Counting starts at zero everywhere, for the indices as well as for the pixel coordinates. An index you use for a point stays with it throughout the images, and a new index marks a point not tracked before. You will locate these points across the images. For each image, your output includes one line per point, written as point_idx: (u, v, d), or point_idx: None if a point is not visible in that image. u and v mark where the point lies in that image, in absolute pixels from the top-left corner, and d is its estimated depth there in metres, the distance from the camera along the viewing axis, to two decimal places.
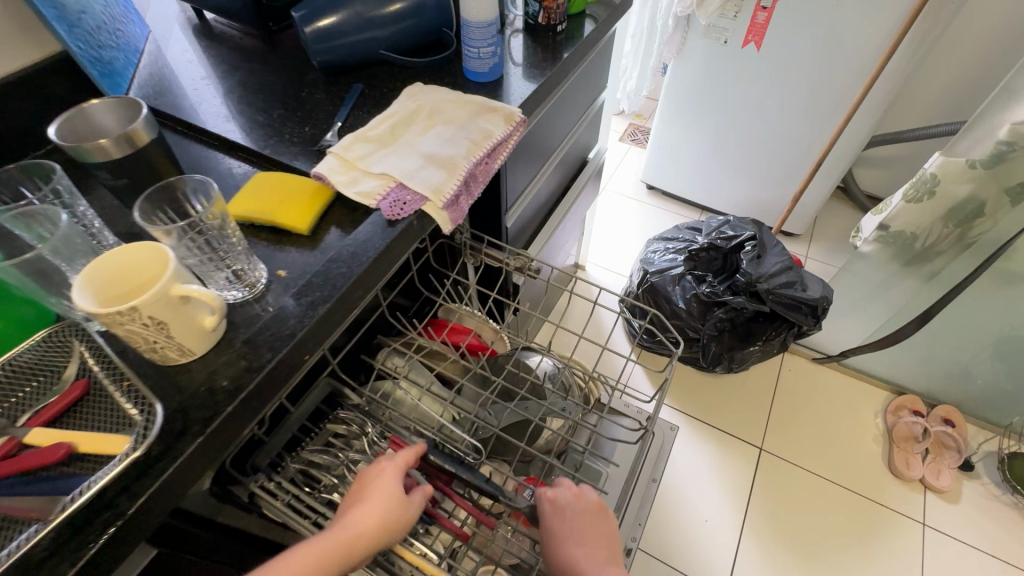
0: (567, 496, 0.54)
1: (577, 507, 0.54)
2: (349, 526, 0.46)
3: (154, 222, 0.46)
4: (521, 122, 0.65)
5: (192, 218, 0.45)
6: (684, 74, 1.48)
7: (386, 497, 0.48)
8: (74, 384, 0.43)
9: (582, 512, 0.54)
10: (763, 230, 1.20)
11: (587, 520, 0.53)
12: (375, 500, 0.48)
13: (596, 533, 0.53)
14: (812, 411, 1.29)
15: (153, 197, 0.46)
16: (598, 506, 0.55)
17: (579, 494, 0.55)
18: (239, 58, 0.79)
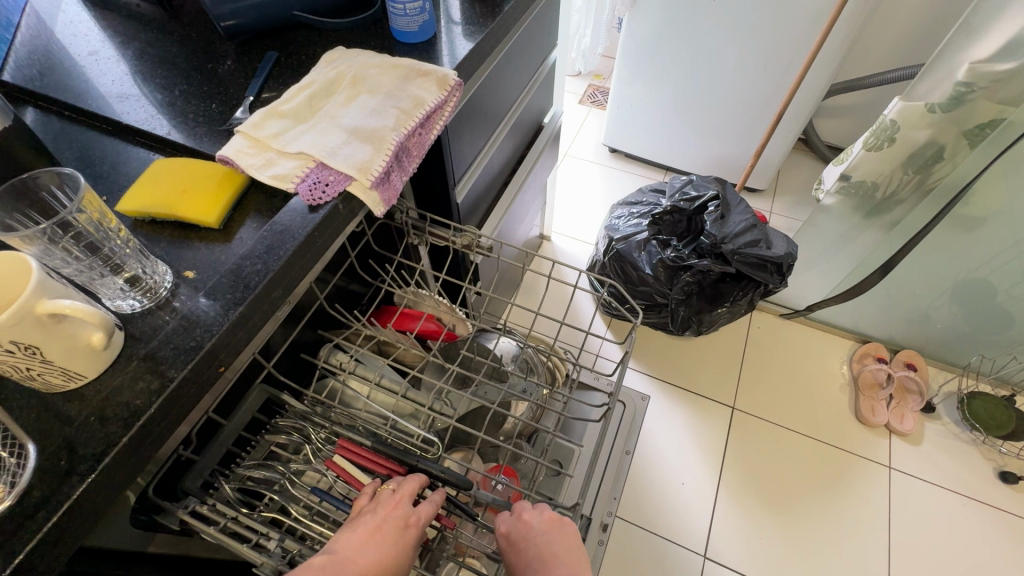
0: (537, 519, 0.51)
1: (532, 533, 0.50)
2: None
3: (13, 229, 0.39)
4: (458, 85, 0.59)
5: (59, 216, 0.38)
6: (640, 29, 1.41)
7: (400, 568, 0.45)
8: None
9: (548, 533, 0.50)
10: (726, 189, 1.17)
11: (551, 542, 0.49)
12: (387, 563, 0.44)
13: (565, 552, 0.49)
14: (782, 367, 1.30)
15: (5, 199, 0.39)
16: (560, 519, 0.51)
17: (547, 517, 0.51)
18: (136, 28, 0.70)
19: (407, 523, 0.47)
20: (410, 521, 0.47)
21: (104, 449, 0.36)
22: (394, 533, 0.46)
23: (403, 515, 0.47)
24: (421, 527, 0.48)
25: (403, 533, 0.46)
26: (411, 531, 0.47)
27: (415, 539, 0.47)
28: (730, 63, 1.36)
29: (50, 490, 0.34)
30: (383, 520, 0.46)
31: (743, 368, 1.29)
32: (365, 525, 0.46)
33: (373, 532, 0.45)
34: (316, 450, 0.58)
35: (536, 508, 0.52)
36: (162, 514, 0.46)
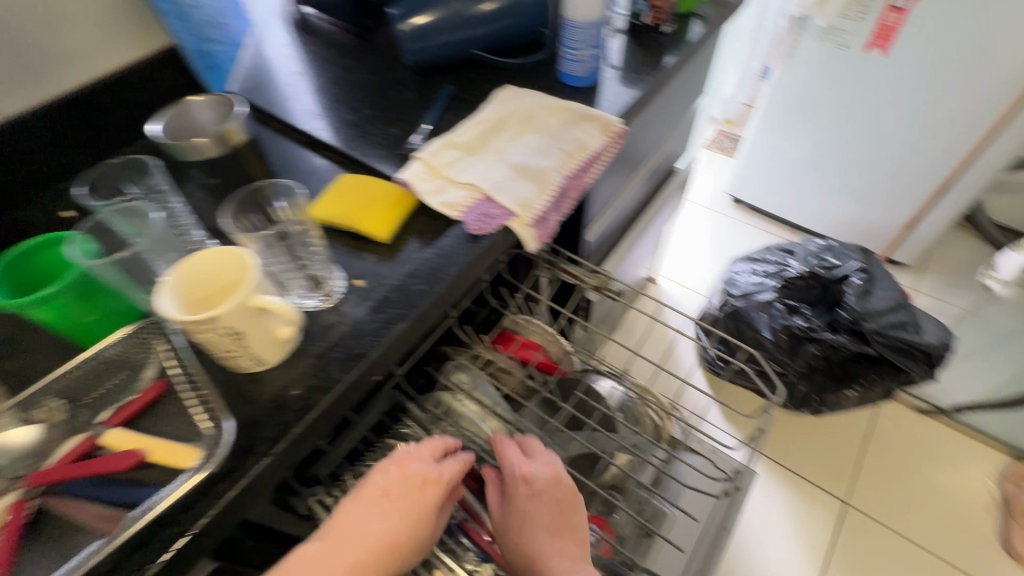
0: (542, 475, 0.53)
1: (537, 482, 0.53)
2: (376, 545, 0.43)
3: (240, 228, 0.47)
4: (621, 133, 0.59)
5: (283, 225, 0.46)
6: (789, 80, 1.34)
7: (427, 525, 0.46)
8: (153, 385, 0.42)
9: (544, 487, 0.53)
10: (871, 261, 1.07)
11: (545, 492, 0.53)
12: (409, 524, 0.45)
13: (555, 503, 0.53)
14: (911, 468, 1.14)
15: (239, 202, 0.47)
16: (559, 476, 0.54)
17: (543, 470, 0.54)
18: (334, 54, 0.79)
19: (428, 479, 0.47)
20: (432, 475, 0.48)
21: (279, 435, 0.39)
22: (411, 492, 0.46)
23: (424, 471, 0.48)
24: (444, 482, 0.48)
25: (425, 490, 0.47)
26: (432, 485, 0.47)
27: (438, 494, 0.47)
28: (891, 124, 1.25)
29: (234, 465, 0.38)
30: (401, 477, 0.47)
31: (864, 460, 1.15)
32: (382, 479, 0.46)
33: (395, 497, 0.46)
34: None
35: (543, 459, 0.55)
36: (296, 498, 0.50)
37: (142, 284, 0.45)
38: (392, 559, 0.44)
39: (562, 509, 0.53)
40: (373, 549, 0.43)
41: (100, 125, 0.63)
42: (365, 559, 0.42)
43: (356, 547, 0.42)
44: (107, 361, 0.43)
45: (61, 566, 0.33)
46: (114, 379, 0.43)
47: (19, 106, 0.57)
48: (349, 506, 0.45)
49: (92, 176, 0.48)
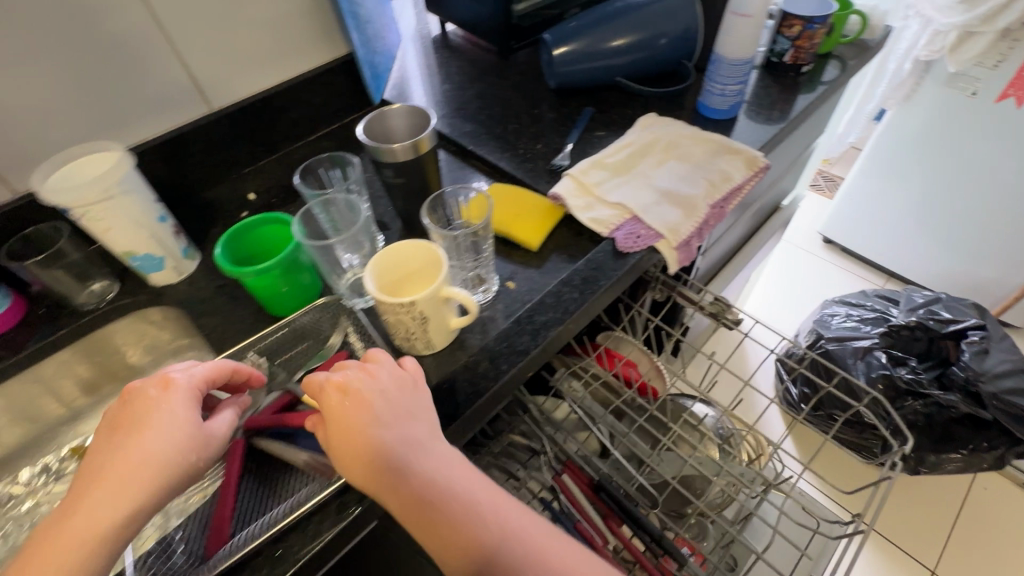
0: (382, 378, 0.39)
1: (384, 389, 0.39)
2: (138, 481, 0.33)
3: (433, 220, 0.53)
4: (763, 168, 0.61)
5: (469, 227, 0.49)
6: (906, 124, 1.30)
7: (174, 424, 0.35)
8: (337, 353, 0.49)
9: (390, 395, 0.39)
10: (989, 320, 1.01)
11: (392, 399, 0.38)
12: (139, 454, 0.34)
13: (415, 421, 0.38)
14: (1012, 547, 1.06)
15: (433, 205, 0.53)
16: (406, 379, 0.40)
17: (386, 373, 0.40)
18: (476, 70, 0.85)
19: (161, 386, 0.37)
20: (170, 380, 0.37)
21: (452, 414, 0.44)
22: (146, 409, 0.36)
23: (337, 377, 0.38)
24: (199, 389, 0.38)
25: (175, 402, 0.36)
26: (377, 402, 0.38)
27: (177, 399, 0.36)
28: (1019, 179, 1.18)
29: None
30: (144, 407, 0.36)
31: (959, 531, 1.08)
32: (140, 410, 0.36)
33: (133, 414, 0.36)
34: (545, 463, 0.61)
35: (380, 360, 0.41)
36: None
37: (330, 267, 0.50)
38: (150, 470, 0.33)
39: (410, 411, 0.38)
40: (152, 472, 0.33)
41: (282, 121, 0.72)
42: (125, 471, 0.33)
43: (114, 460, 0.34)
44: (299, 329, 0.48)
45: (280, 499, 0.39)
46: (303, 344, 0.50)
47: (227, 100, 0.66)
48: (98, 434, 0.36)
49: (304, 168, 0.54)
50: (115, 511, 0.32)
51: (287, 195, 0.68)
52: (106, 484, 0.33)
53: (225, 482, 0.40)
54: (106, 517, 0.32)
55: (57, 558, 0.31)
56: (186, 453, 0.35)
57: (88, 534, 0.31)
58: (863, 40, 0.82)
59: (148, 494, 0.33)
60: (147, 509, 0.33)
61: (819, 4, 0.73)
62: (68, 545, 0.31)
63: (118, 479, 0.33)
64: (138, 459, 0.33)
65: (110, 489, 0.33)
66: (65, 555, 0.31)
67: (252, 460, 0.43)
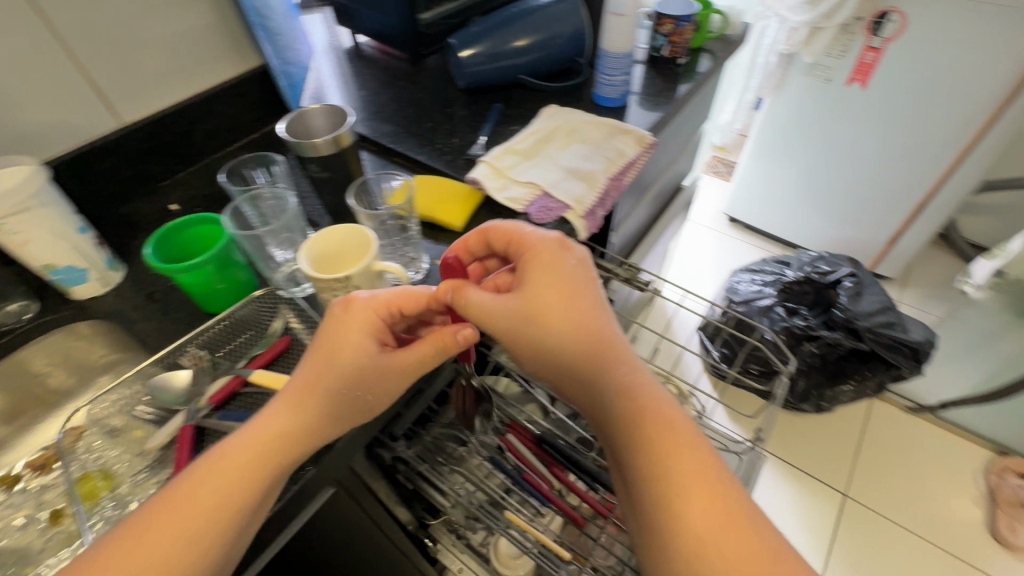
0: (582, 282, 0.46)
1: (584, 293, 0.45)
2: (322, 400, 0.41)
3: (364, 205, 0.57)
4: (652, 144, 0.70)
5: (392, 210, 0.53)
6: (779, 110, 1.48)
7: (367, 358, 0.42)
8: (279, 339, 0.50)
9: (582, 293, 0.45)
10: (860, 269, 1.17)
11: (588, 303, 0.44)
12: (340, 370, 0.41)
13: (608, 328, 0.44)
14: (902, 463, 1.23)
15: (359, 191, 0.57)
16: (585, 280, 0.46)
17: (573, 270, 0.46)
18: (390, 77, 0.89)
19: (350, 304, 0.43)
20: (359, 313, 0.42)
21: None
22: (344, 339, 0.42)
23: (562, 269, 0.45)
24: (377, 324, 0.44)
25: (362, 336, 0.42)
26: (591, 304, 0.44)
27: (360, 331, 0.42)
28: (872, 150, 1.39)
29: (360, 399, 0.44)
30: (352, 328, 0.42)
31: (860, 456, 1.24)
32: (340, 330, 0.42)
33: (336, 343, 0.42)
34: (491, 426, 0.66)
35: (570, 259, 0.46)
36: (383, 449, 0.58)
37: (263, 258, 0.53)
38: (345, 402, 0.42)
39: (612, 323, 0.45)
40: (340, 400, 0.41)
41: (200, 132, 0.73)
42: (312, 390, 0.41)
43: (308, 387, 0.41)
44: (239, 320, 0.51)
45: None
46: (244, 335, 0.51)
47: (139, 113, 0.66)
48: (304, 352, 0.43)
49: (228, 167, 0.56)
50: (304, 431, 0.40)
51: (210, 203, 0.69)
52: (287, 407, 0.40)
53: (175, 467, 0.42)
54: (289, 434, 0.40)
55: (232, 470, 0.38)
56: (374, 387, 0.43)
57: (280, 445, 0.40)
58: (727, 36, 0.95)
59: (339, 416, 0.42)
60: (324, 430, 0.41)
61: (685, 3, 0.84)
62: (243, 456, 0.38)
63: (314, 402, 0.41)
64: (332, 389, 0.41)
65: (300, 412, 0.40)
66: (239, 466, 0.38)
67: (201, 444, 0.44)
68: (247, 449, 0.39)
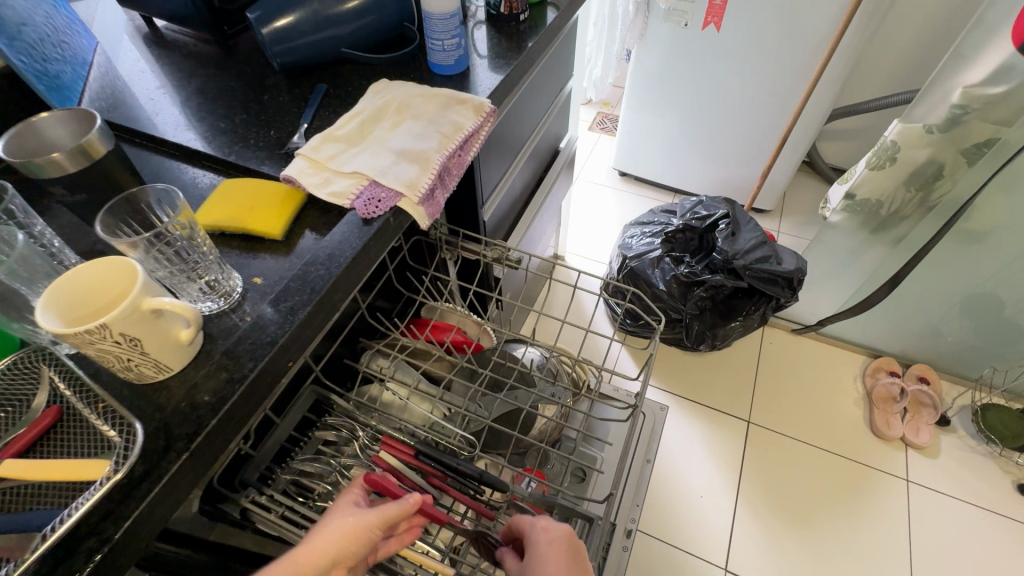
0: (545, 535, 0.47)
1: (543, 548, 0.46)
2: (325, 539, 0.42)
3: (117, 235, 0.44)
4: (492, 112, 0.65)
5: (157, 229, 0.43)
6: (647, 60, 1.49)
7: (347, 510, 0.45)
8: (45, 413, 0.40)
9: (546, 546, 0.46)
10: (735, 208, 1.21)
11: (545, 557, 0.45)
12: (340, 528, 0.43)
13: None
14: (794, 382, 1.32)
15: (115, 210, 0.44)
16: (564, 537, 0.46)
17: (546, 527, 0.47)
18: (195, 64, 0.76)
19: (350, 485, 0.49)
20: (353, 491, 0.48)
21: (196, 429, 0.40)
22: (344, 501, 0.46)
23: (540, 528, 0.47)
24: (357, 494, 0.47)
25: (351, 500, 0.46)
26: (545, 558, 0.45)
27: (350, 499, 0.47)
28: (735, 91, 1.43)
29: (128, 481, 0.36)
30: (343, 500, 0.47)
31: (758, 383, 1.32)
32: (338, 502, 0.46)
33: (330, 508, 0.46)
34: (360, 446, 0.60)
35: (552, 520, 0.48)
36: (227, 503, 0.51)
37: (13, 313, 0.41)
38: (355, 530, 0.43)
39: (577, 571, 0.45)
40: (341, 542, 0.42)
41: None
42: (318, 537, 0.42)
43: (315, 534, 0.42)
44: None
45: None
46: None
47: None
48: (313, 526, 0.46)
49: None
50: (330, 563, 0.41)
51: None
52: (309, 546, 0.41)
53: None
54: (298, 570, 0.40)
55: None
56: (374, 527, 0.43)
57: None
58: None
59: (349, 553, 0.42)
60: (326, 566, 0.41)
61: None
62: None
63: (332, 539, 0.42)
64: (348, 527, 0.43)
65: (325, 548, 0.41)
66: None
67: None
68: None
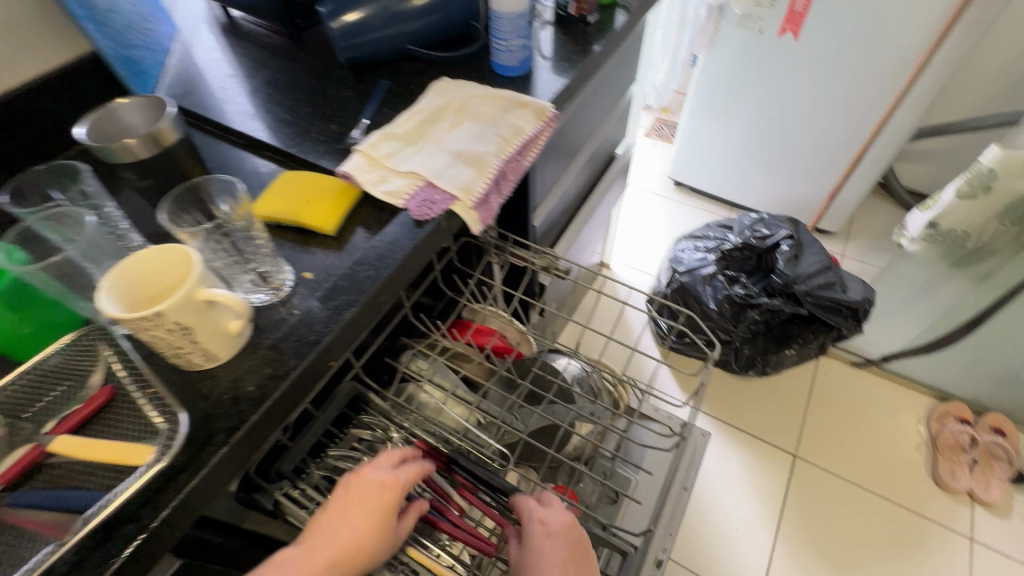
0: (555, 520, 0.49)
1: (543, 531, 0.48)
2: (345, 526, 0.44)
3: (181, 224, 0.46)
4: (554, 116, 0.62)
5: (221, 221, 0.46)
6: (714, 67, 1.42)
7: (370, 493, 0.46)
8: (100, 391, 0.42)
9: (552, 531, 0.48)
10: (800, 229, 1.14)
11: (549, 543, 0.47)
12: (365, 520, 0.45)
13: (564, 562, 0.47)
14: (849, 418, 1.23)
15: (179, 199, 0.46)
16: (566, 523, 0.49)
17: (544, 518, 0.49)
18: (266, 55, 0.78)
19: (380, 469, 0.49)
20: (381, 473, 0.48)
21: (237, 423, 0.40)
22: (368, 487, 0.47)
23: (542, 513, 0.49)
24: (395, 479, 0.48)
25: (378, 486, 0.47)
26: (544, 541, 0.48)
27: (378, 479, 0.47)
28: (807, 104, 1.35)
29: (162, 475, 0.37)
30: (365, 477, 0.48)
31: (809, 416, 1.24)
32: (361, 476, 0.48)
33: (360, 491, 0.47)
34: (394, 448, 0.60)
35: (551, 508, 0.50)
36: (262, 493, 0.52)
37: (80, 291, 0.44)
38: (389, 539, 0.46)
39: (576, 558, 0.47)
40: (358, 536, 0.44)
41: (20, 139, 0.61)
42: (341, 524, 0.44)
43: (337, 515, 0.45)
44: (49, 371, 0.42)
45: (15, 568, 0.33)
46: (58, 389, 0.42)
47: None
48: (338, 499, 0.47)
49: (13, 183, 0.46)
50: (357, 546, 0.44)
51: None
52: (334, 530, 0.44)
53: None
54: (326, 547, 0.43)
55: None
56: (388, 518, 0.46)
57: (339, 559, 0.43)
58: None
59: (370, 538, 0.45)
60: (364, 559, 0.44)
61: None
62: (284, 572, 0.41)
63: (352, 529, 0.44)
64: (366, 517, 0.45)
65: (347, 533, 0.44)
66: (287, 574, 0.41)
67: None
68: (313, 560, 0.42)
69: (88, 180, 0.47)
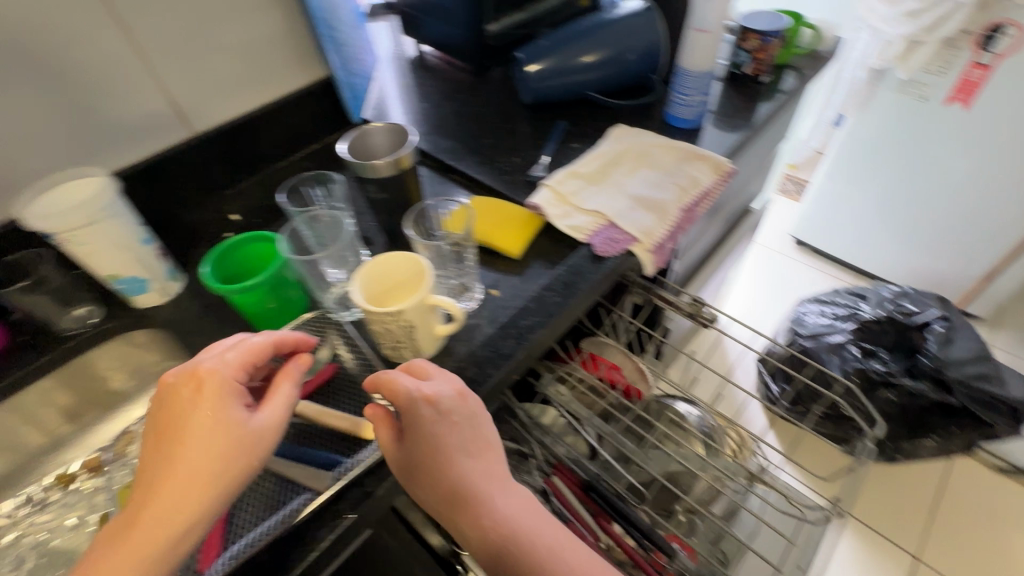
0: (448, 398, 0.42)
1: (431, 409, 0.41)
2: (174, 469, 0.33)
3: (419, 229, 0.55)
4: (730, 173, 0.64)
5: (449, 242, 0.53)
6: (862, 129, 1.36)
7: (209, 418, 0.35)
8: (326, 366, 0.49)
9: (446, 414, 0.41)
10: (951, 310, 1.06)
11: (448, 425, 0.41)
12: (196, 452, 0.34)
13: (473, 440, 0.42)
14: (990, 530, 1.09)
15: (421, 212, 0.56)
16: (458, 395, 0.42)
17: (433, 394, 0.41)
18: (453, 88, 0.87)
19: (198, 377, 0.36)
20: (201, 375, 0.36)
21: None
22: (190, 407, 0.35)
23: (425, 391, 0.41)
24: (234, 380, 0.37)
25: (202, 400, 0.35)
26: (430, 414, 0.40)
27: (215, 393, 0.36)
28: (968, 178, 1.25)
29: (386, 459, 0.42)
30: (183, 399, 0.35)
31: (939, 518, 1.11)
32: (181, 395, 0.36)
33: (177, 420, 0.35)
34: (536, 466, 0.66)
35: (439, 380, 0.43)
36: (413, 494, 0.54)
37: (322, 286, 0.52)
38: (249, 444, 0.36)
39: (475, 432, 0.42)
40: (195, 478, 0.33)
41: (262, 143, 0.73)
42: (173, 473, 0.33)
43: (165, 457, 0.34)
44: None
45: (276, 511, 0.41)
46: None
47: (209, 123, 0.67)
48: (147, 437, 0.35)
49: (289, 184, 0.58)
50: (201, 488, 0.34)
51: (271, 216, 0.68)
52: (155, 481, 0.33)
53: None
54: (165, 500, 0.33)
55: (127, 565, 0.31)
56: (243, 428, 0.36)
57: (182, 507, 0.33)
58: (818, 52, 0.88)
59: (217, 467, 0.34)
60: (215, 502, 0.34)
61: (772, 20, 0.79)
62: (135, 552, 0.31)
63: (185, 469, 0.33)
64: (203, 446, 0.34)
65: (182, 473, 0.33)
66: (143, 547, 0.32)
67: None
68: (146, 520, 0.32)
69: (339, 186, 0.57)
